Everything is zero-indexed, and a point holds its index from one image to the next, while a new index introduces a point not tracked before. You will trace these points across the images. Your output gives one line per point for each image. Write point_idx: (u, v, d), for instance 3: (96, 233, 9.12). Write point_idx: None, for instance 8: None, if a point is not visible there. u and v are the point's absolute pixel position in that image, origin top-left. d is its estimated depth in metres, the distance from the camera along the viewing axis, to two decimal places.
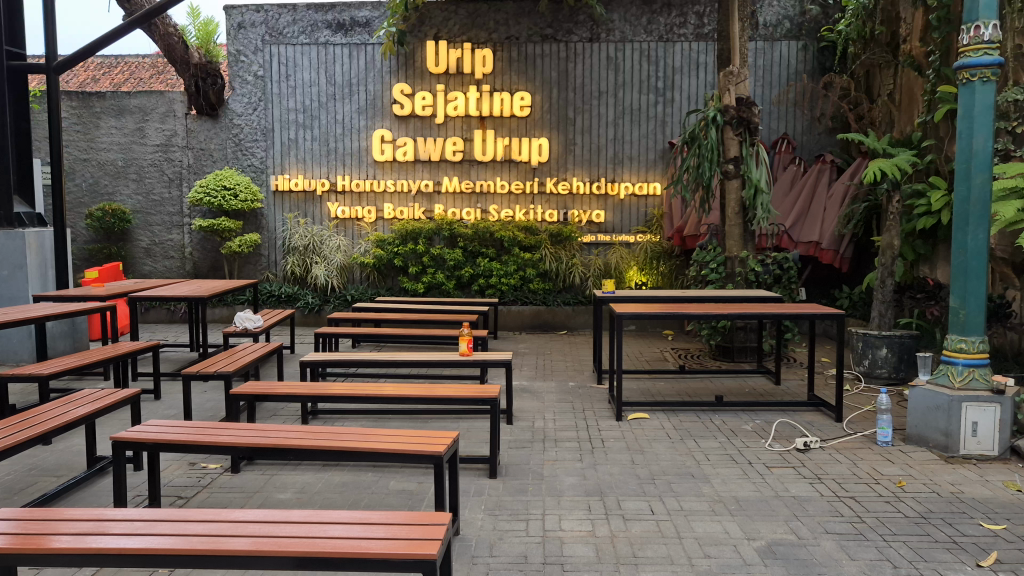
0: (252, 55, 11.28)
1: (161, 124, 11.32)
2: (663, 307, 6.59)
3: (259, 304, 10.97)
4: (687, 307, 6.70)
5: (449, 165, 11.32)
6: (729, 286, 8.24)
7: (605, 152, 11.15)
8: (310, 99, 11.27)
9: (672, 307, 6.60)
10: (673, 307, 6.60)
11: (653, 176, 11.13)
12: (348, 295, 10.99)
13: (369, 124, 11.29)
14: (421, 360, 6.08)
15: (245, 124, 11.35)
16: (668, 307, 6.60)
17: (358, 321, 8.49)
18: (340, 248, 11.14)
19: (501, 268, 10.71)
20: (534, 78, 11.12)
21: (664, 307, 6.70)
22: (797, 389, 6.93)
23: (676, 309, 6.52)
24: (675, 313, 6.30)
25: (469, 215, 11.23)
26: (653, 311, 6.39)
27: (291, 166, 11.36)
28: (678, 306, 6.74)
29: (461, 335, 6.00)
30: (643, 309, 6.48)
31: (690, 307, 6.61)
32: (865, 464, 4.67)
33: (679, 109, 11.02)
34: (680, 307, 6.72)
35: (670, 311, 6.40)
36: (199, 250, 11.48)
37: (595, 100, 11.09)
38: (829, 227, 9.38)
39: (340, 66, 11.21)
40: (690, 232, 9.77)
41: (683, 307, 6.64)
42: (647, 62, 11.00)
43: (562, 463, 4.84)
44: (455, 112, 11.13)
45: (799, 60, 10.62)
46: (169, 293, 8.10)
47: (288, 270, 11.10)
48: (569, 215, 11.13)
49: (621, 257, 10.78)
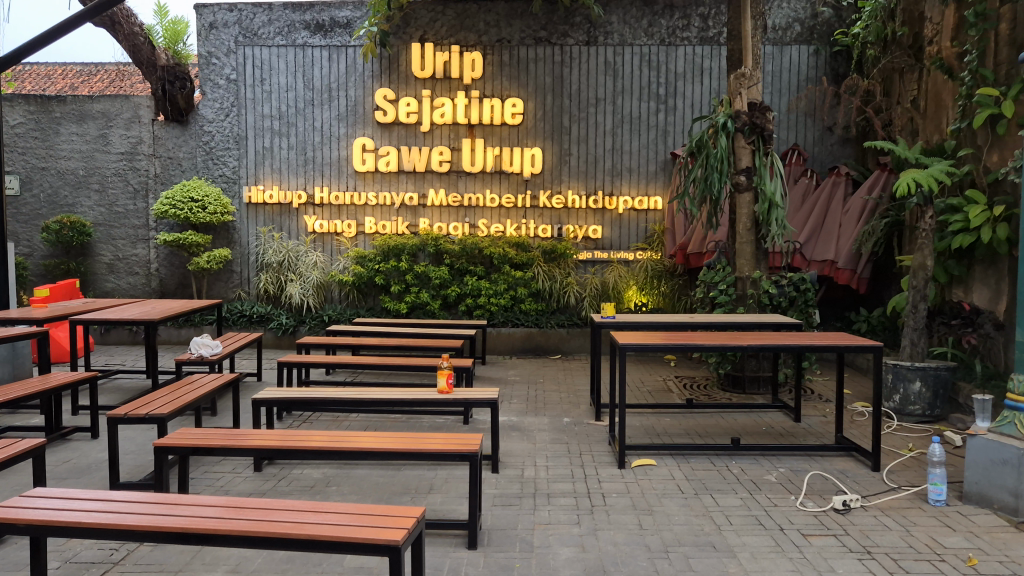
0: (224, 57, 10.51)
1: (125, 131, 10.54)
2: (670, 336, 5.81)
3: (228, 325, 10.13)
4: (698, 335, 5.92)
5: (435, 177, 10.55)
6: (740, 310, 7.45)
7: (602, 164, 10.40)
8: (287, 105, 10.52)
9: (680, 337, 5.81)
10: (682, 337, 5.81)
11: (654, 189, 10.38)
12: (325, 315, 10.16)
13: (349, 132, 10.54)
14: (395, 395, 5.29)
15: (216, 131, 10.57)
16: (676, 336, 5.81)
17: (331, 345, 7.68)
18: (317, 264, 10.35)
19: (491, 288, 9.96)
20: (527, 84, 10.38)
21: (671, 335, 5.91)
22: (820, 427, 6.15)
23: (685, 338, 5.74)
24: (685, 342, 5.52)
25: (457, 230, 10.45)
26: (660, 340, 5.61)
27: (266, 176, 10.59)
28: (687, 334, 5.97)
29: (440, 369, 5.19)
30: (649, 338, 5.69)
31: (701, 336, 5.83)
32: (921, 533, 3.88)
33: (682, 118, 10.28)
34: (690, 335, 5.94)
35: (680, 340, 5.61)
36: (165, 266, 10.67)
37: (592, 108, 10.36)
38: (846, 245, 8.64)
39: (319, 69, 10.46)
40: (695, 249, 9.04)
41: (694, 335, 5.86)
42: (648, 67, 10.27)
43: (556, 527, 4.05)
44: (442, 120, 10.38)
45: (811, 66, 9.90)
46: (119, 316, 7.29)
47: (261, 288, 10.29)
48: (564, 231, 10.38)
49: (620, 276, 9.99)
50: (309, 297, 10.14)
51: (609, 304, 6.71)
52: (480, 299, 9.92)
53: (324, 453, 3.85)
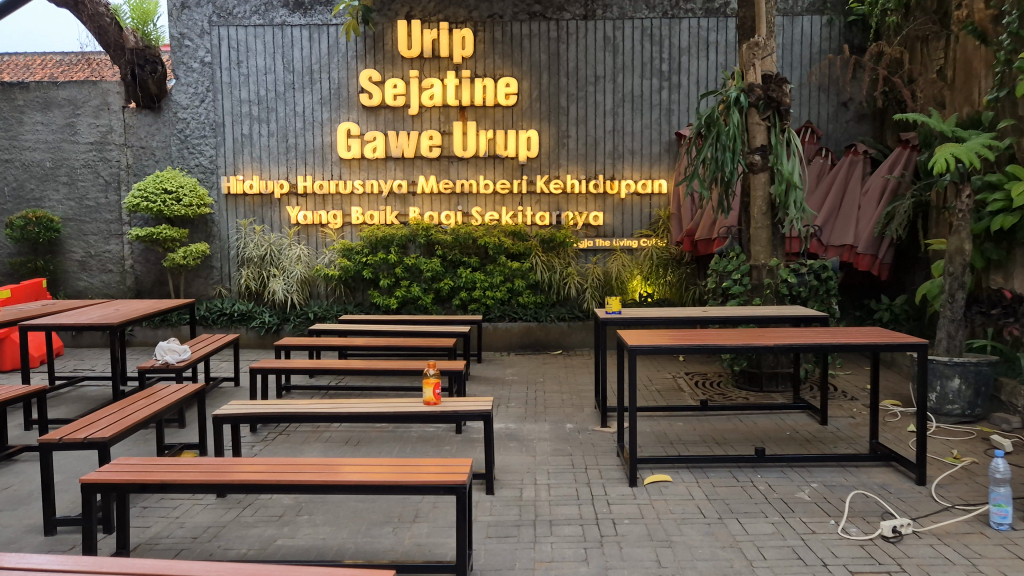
0: (197, 38, 9.87)
1: (94, 120, 9.92)
2: (682, 334, 5.21)
3: (207, 324, 9.52)
4: (713, 331, 5.31)
5: (425, 163, 9.92)
6: (756, 301, 6.84)
7: (603, 146, 9.78)
8: (266, 89, 9.87)
9: (694, 334, 5.21)
10: (696, 334, 5.20)
11: (658, 172, 9.75)
12: (310, 312, 9.53)
13: (333, 117, 9.90)
14: (374, 406, 4.68)
15: (191, 118, 9.95)
16: (690, 334, 5.21)
17: (311, 346, 7.06)
18: (301, 258, 9.73)
19: (486, 280, 9.38)
20: (521, 62, 9.73)
21: (683, 332, 5.31)
22: (850, 431, 5.56)
23: (700, 336, 5.14)
24: (701, 341, 4.91)
25: (449, 219, 9.84)
26: (672, 339, 5.00)
27: (245, 165, 9.96)
28: (701, 331, 5.37)
29: (425, 378, 4.57)
30: (659, 337, 5.08)
31: (717, 334, 5.23)
32: (990, 568, 3.29)
33: (687, 95, 9.64)
34: (704, 332, 5.34)
35: (696, 339, 5.00)
36: (140, 263, 10.05)
37: (591, 86, 9.72)
38: (867, 228, 8.04)
39: (299, 50, 9.81)
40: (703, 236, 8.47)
41: (709, 332, 5.26)
42: (649, 42, 9.63)
43: (560, 566, 3.46)
44: (431, 102, 9.75)
45: (824, 37, 9.27)
46: (79, 319, 6.69)
47: (242, 284, 9.67)
48: (562, 218, 9.76)
49: (623, 265, 9.40)
50: (293, 293, 9.52)
51: (613, 298, 6.10)
52: (475, 293, 9.33)
53: (283, 486, 3.24)
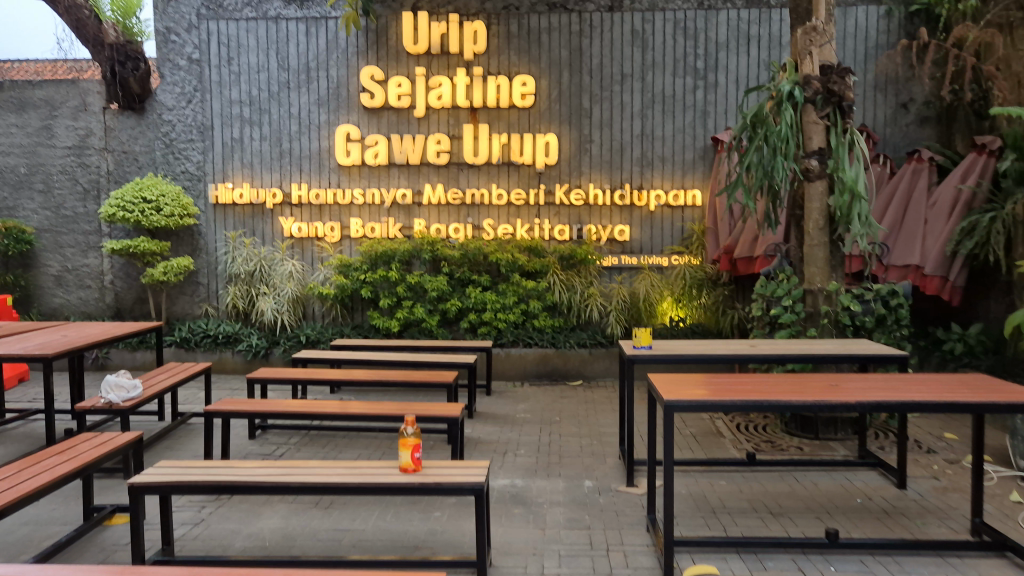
0: (185, 33, 8.99)
1: (72, 121, 9.06)
2: (729, 381, 4.15)
3: (189, 348, 8.59)
4: (769, 376, 4.25)
5: (432, 170, 8.96)
6: (812, 332, 5.78)
7: (629, 152, 8.75)
8: (258, 88, 8.98)
9: (745, 381, 4.15)
10: (747, 381, 4.14)
11: (692, 181, 8.71)
12: (303, 335, 8.56)
13: (331, 119, 8.98)
14: (337, 471, 3.65)
15: (177, 120, 9.06)
16: (740, 380, 4.14)
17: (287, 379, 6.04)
18: (294, 275, 8.77)
19: (498, 300, 8.39)
20: (539, 59, 8.76)
21: (730, 378, 4.26)
22: (937, 499, 4.48)
23: (754, 384, 4.07)
24: (758, 391, 3.84)
25: (458, 232, 8.86)
26: (719, 388, 3.95)
27: (235, 172, 9.06)
28: (753, 375, 4.31)
29: (401, 440, 3.54)
30: (701, 384, 4.03)
31: (775, 380, 4.16)
32: None
33: (726, 95, 8.60)
34: (758, 376, 4.27)
35: (749, 387, 3.93)
36: (120, 279, 9.15)
37: (617, 86, 8.71)
38: (935, 246, 6.92)
39: (294, 46, 8.92)
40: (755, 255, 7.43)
41: (764, 378, 4.19)
42: (682, 36, 8.61)
43: None
44: (439, 102, 8.79)
45: (882, 30, 8.21)
46: (17, 345, 5.73)
47: (228, 303, 8.73)
48: (584, 232, 8.74)
49: (653, 285, 8.37)
50: (284, 314, 8.56)
51: (642, 330, 5.04)
52: (485, 315, 8.34)
53: None
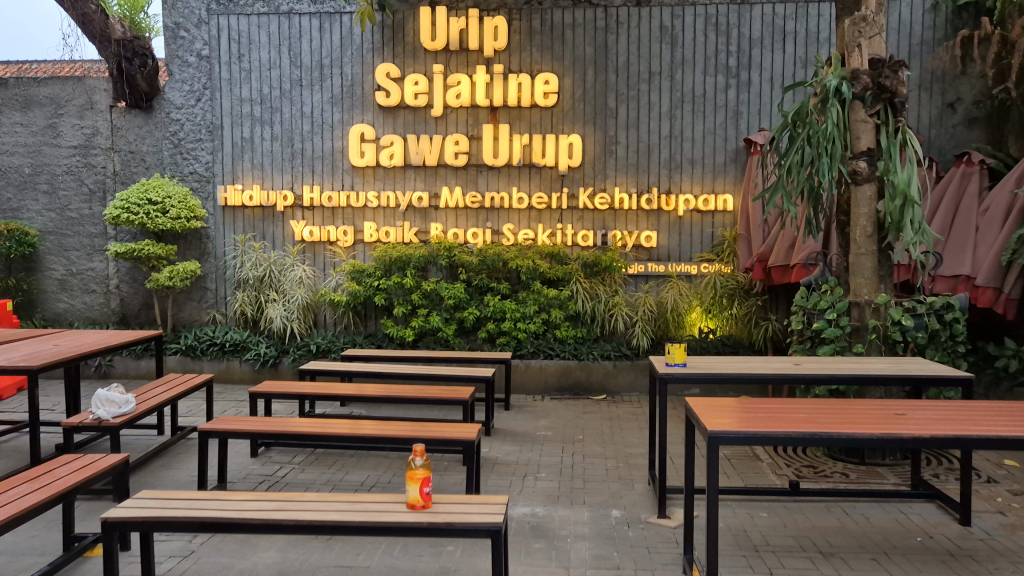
0: (194, 29, 8.67)
1: (78, 120, 8.76)
2: (778, 406, 3.71)
3: (195, 356, 8.24)
4: (823, 401, 3.80)
5: (449, 173, 8.57)
6: (859, 349, 5.30)
7: (657, 154, 8.32)
8: (270, 86, 8.63)
9: (796, 407, 3.70)
10: (799, 407, 3.70)
11: (722, 186, 8.26)
12: (313, 344, 8.18)
13: (344, 119, 8.61)
14: (336, 505, 3.24)
15: (185, 119, 8.73)
16: (791, 406, 3.70)
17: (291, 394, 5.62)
18: (304, 281, 8.39)
19: (518, 309, 7.99)
20: (562, 56, 8.35)
21: (778, 402, 3.81)
22: (1006, 539, 4.01)
23: (807, 411, 3.62)
24: (814, 419, 3.40)
25: (476, 237, 8.46)
26: (768, 415, 3.50)
27: (245, 173, 8.72)
28: (804, 400, 3.86)
29: (408, 472, 3.13)
30: (748, 412, 3.58)
31: (830, 407, 3.70)
32: None
33: (759, 94, 8.15)
34: (810, 401, 3.83)
35: (802, 415, 3.48)
36: (126, 283, 8.81)
37: (644, 84, 8.28)
38: (988, 255, 6.41)
39: (307, 42, 8.56)
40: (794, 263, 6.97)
41: (818, 404, 3.74)
42: (714, 32, 8.17)
43: None
44: (457, 101, 8.40)
45: (927, 26, 7.74)
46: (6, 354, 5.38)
47: (236, 309, 8.36)
48: (608, 238, 8.31)
49: (681, 295, 7.93)
50: (293, 322, 8.18)
51: (677, 346, 4.60)
52: (504, 324, 7.93)
53: None
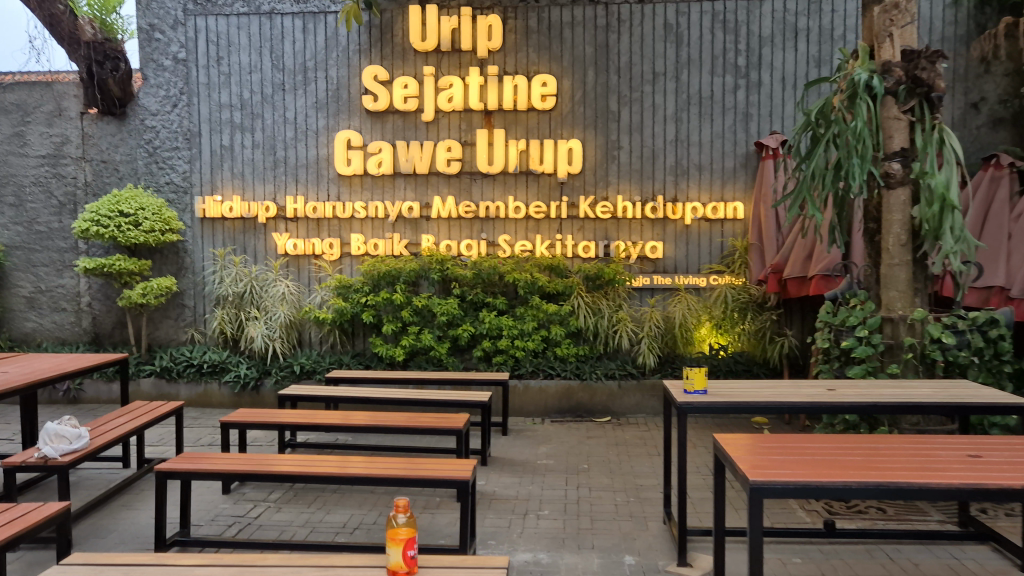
0: (170, 31, 8.16)
1: (46, 128, 8.24)
2: (822, 446, 3.20)
3: (171, 378, 7.71)
4: (874, 440, 3.29)
5: (441, 181, 8.07)
6: (894, 370, 4.79)
7: (662, 160, 7.83)
8: (250, 90, 8.13)
9: (844, 447, 3.19)
10: (847, 447, 3.18)
11: (732, 193, 7.77)
12: (298, 365, 7.65)
13: (329, 124, 8.11)
14: (305, 571, 2.70)
15: (160, 126, 8.20)
16: (839, 446, 3.18)
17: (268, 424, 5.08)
18: (287, 297, 7.86)
19: (515, 326, 7.49)
20: (561, 56, 7.87)
21: (821, 440, 3.30)
22: None
23: (858, 451, 3.11)
24: (871, 463, 2.88)
25: (470, 249, 7.95)
26: (815, 458, 2.98)
27: (224, 183, 8.20)
28: (851, 437, 3.35)
29: (391, 533, 2.54)
30: (790, 453, 3.06)
31: (883, 446, 3.19)
32: None
33: (770, 95, 7.67)
34: (858, 440, 3.31)
35: (855, 458, 2.96)
36: (98, 301, 8.28)
37: (648, 85, 7.80)
38: None
39: (290, 44, 8.07)
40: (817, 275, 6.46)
41: (869, 444, 3.22)
42: (721, 30, 7.70)
43: None
44: (449, 105, 7.91)
45: (948, 21, 7.27)
46: None
47: (215, 328, 7.83)
48: (611, 249, 7.81)
49: (690, 309, 7.43)
50: (276, 341, 7.65)
51: (698, 370, 4.07)
52: (501, 342, 7.43)
53: None
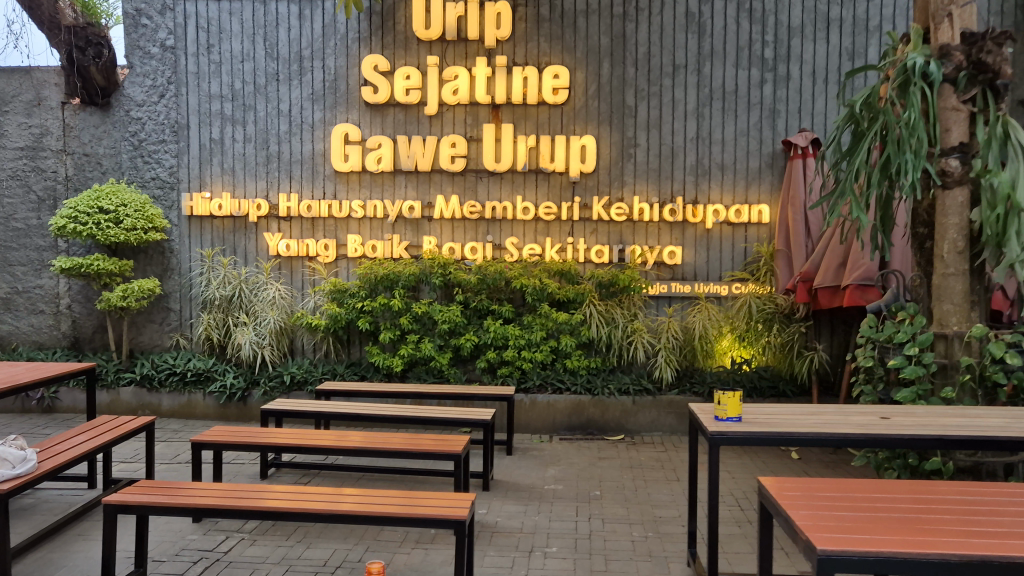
0: (158, 16, 7.63)
1: (26, 119, 7.75)
2: (896, 496, 2.63)
3: (152, 387, 7.20)
4: (957, 494, 2.72)
5: (445, 179, 7.55)
6: (949, 394, 4.23)
7: (681, 159, 7.28)
8: (242, 80, 7.62)
9: (924, 499, 2.62)
10: (928, 500, 2.61)
11: (756, 195, 7.23)
12: (288, 375, 7.13)
13: (326, 117, 7.60)
14: None
15: (147, 118, 7.69)
16: (917, 499, 2.61)
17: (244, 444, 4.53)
18: (278, 301, 7.33)
19: (522, 335, 6.95)
20: (574, 47, 7.34)
21: (892, 489, 2.73)
22: None
23: (941, 506, 2.55)
24: (965, 527, 2.31)
25: (475, 252, 7.41)
26: (891, 515, 2.42)
27: (214, 179, 7.69)
28: (928, 487, 2.78)
29: None
30: (860, 505, 2.50)
31: (971, 502, 2.62)
32: None
33: (800, 90, 7.13)
34: (936, 491, 2.74)
35: (942, 517, 2.40)
36: (78, 303, 7.77)
37: (667, 79, 7.26)
38: None
39: (285, 31, 7.56)
40: (854, 285, 5.90)
41: (954, 498, 2.65)
42: (747, 19, 7.16)
43: None
44: (454, 98, 7.39)
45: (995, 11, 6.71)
46: None
47: (201, 333, 7.31)
48: (626, 254, 7.26)
49: (710, 320, 6.88)
50: (264, 349, 7.12)
51: (731, 395, 3.51)
52: (507, 352, 6.89)
53: None
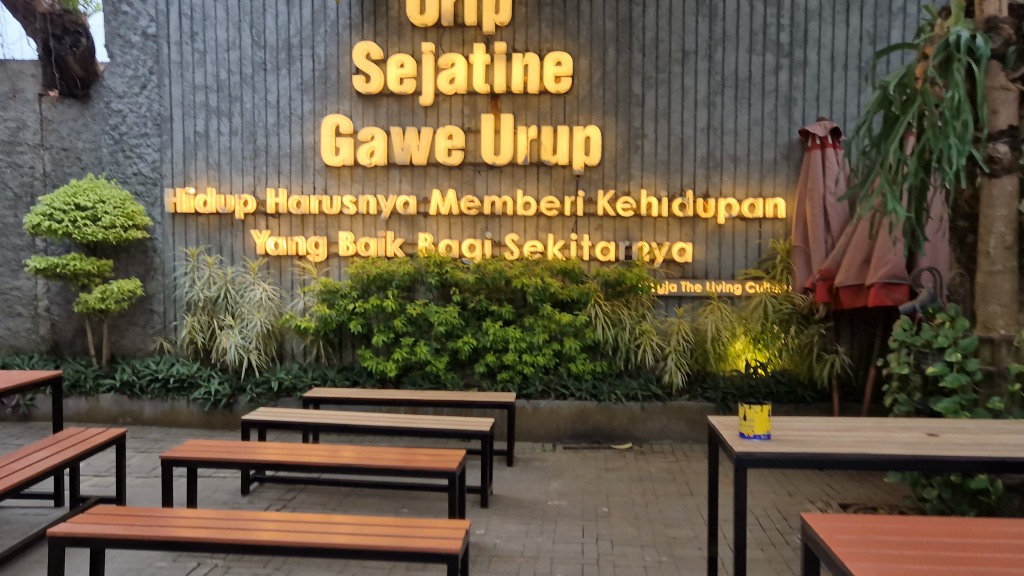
0: (138, 2, 7.23)
1: (1, 112, 7.36)
2: (966, 541, 2.24)
3: (133, 394, 6.81)
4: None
5: (441, 173, 7.15)
6: (996, 404, 3.83)
7: (692, 151, 6.88)
8: (227, 70, 7.23)
9: (995, 546, 2.26)
10: (1004, 546, 2.23)
11: (771, 188, 6.82)
12: (276, 380, 6.74)
13: (316, 109, 7.21)
14: None
15: (127, 110, 7.28)
16: (985, 543, 2.23)
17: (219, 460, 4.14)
18: (265, 302, 6.93)
19: (524, 338, 6.56)
20: (577, 33, 6.94)
21: (953, 529, 2.35)
22: None
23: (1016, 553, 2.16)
24: None
25: (473, 250, 7.01)
26: (962, 570, 2.06)
27: (198, 174, 7.30)
28: (993, 527, 2.39)
29: None
30: (924, 552, 2.12)
31: None
32: None
33: (817, 77, 6.72)
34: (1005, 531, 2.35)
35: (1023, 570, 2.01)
36: (57, 305, 7.39)
37: (677, 65, 6.85)
38: None
39: (273, 17, 7.17)
40: (880, 283, 5.50)
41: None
42: (762, 2, 6.75)
43: None
44: (451, 87, 6.99)
45: None
46: None
47: (184, 337, 6.92)
48: (634, 251, 6.87)
49: (723, 321, 6.47)
50: (251, 353, 6.73)
51: (758, 411, 3.13)
52: (507, 356, 6.50)
53: None
